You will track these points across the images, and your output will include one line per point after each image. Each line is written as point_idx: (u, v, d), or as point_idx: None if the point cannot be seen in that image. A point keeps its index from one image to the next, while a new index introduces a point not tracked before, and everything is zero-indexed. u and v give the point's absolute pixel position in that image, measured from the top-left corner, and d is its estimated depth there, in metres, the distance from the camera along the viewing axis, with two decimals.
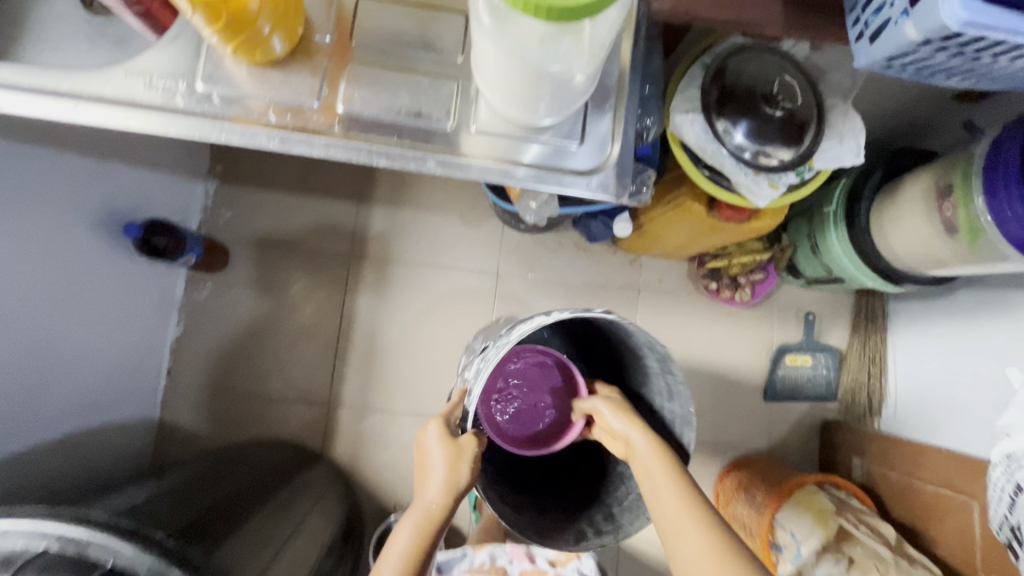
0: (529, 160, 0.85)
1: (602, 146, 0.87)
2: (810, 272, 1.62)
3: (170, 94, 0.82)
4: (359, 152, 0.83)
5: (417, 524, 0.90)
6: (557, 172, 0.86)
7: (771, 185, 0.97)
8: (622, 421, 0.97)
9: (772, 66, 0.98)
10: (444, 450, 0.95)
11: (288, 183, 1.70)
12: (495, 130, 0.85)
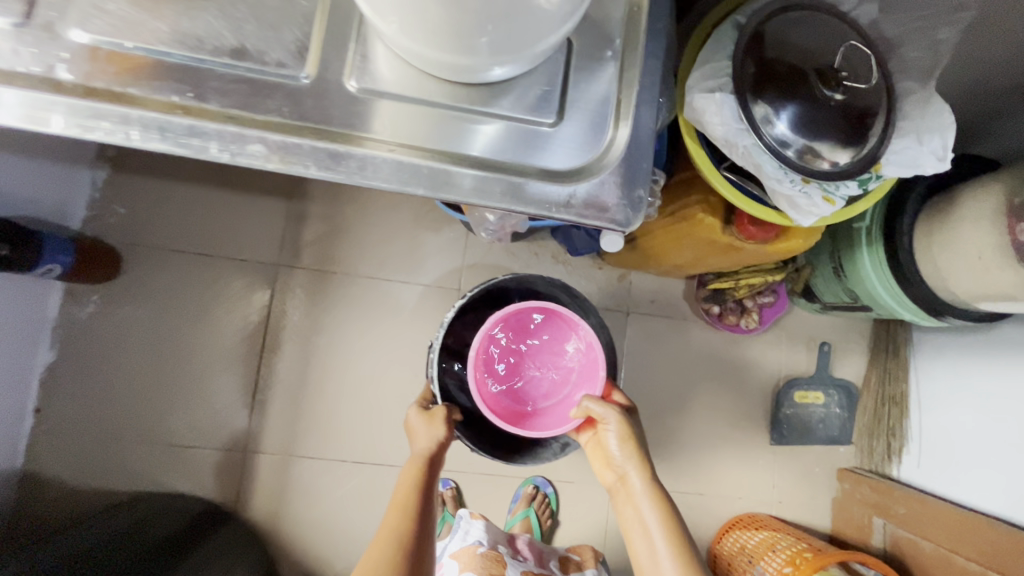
0: (488, 154, 0.58)
1: (599, 132, 0.60)
2: (830, 296, 1.37)
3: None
4: (222, 139, 0.55)
5: (411, 479, 0.91)
6: (531, 170, 0.58)
7: (825, 199, 0.71)
8: (629, 451, 0.90)
9: (831, 31, 0.70)
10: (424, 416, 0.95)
11: (199, 174, 1.37)
12: (431, 111, 0.57)
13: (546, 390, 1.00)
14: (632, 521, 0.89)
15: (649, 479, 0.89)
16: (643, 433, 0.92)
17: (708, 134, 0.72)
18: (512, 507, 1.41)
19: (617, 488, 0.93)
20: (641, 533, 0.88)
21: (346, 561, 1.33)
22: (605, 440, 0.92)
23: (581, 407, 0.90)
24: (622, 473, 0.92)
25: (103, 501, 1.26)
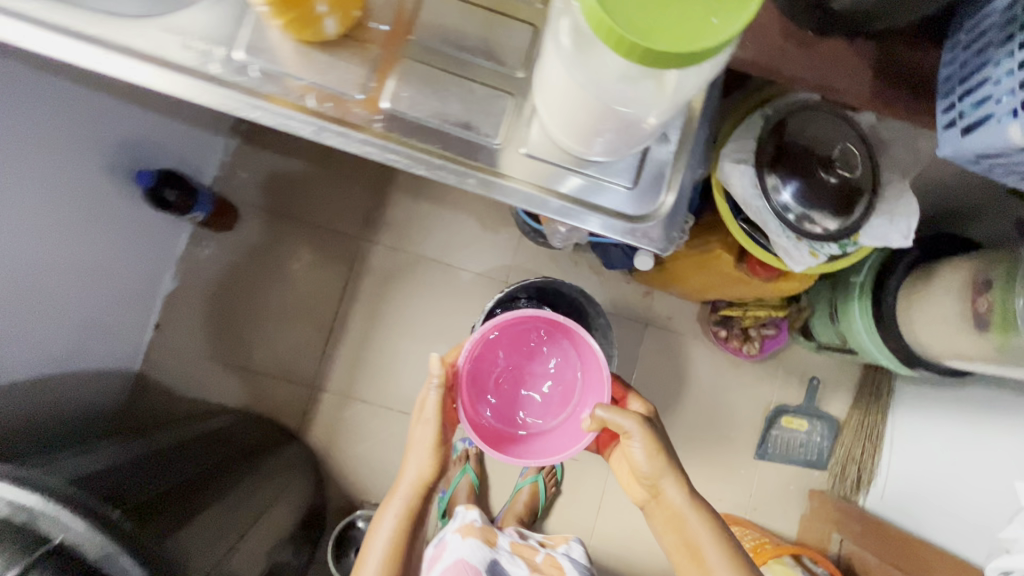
0: (574, 191, 0.79)
1: (656, 187, 0.82)
2: (823, 337, 1.58)
3: (256, 74, 0.71)
4: (397, 157, 0.74)
5: (400, 519, 1.04)
6: (598, 208, 0.80)
7: (811, 253, 0.93)
8: (660, 466, 1.02)
9: (834, 130, 0.94)
10: (420, 451, 1.04)
11: (309, 155, 1.64)
12: (542, 155, 0.78)
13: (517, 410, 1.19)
14: (678, 531, 1.02)
15: (685, 493, 1.02)
16: (667, 448, 1.03)
17: (731, 192, 0.95)
18: (522, 473, 1.64)
19: (656, 501, 1.05)
20: (689, 544, 1.00)
21: (380, 491, 1.59)
22: (632, 454, 1.03)
23: (596, 416, 1.00)
24: (660, 489, 1.03)
25: (197, 407, 1.54)
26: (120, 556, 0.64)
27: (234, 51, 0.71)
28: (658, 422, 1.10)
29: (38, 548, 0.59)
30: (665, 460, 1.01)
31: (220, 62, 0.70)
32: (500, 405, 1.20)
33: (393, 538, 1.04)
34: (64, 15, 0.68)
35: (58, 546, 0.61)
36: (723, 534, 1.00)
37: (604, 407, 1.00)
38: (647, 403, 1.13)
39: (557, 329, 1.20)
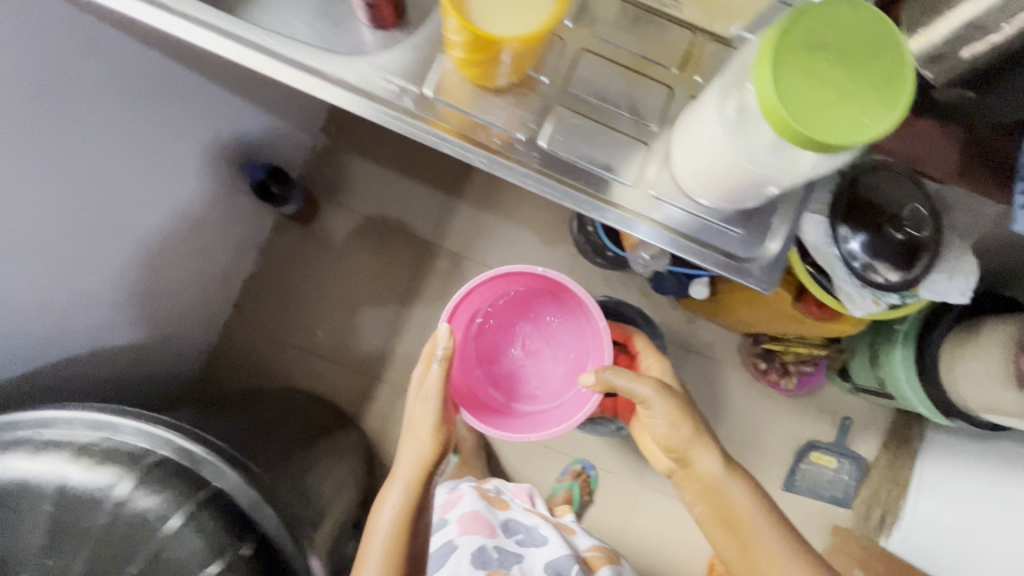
0: (688, 225, 0.68)
1: (766, 226, 0.68)
2: (861, 379, 1.64)
3: (416, 102, 0.66)
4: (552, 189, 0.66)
5: (408, 496, 1.03)
6: (714, 245, 0.69)
7: (873, 300, 1.01)
8: (686, 432, 1.08)
9: (905, 191, 1.02)
10: (414, 438, 1.07)
11: (387, 160, 1.76)
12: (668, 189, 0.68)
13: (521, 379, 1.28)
14: (710, 492, 1.09)
15: (715, 458, 1.08)
16: (690, 414, 1.09)
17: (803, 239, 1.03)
18: (559, 478, 1.68)
19: (687, 466, 1.11)
20: (722, 505, 1.07)
21: None
22: (654, 419, 1.09)
23: (606, 375, 1.05)
24: (689, 455, 1.10)
25: (264, 384, 1.65)
26: (262, 509, 0.72)
27: (398, 81, 0.66)
28: (677, 384, 1.17)
29: (200, 492, 0.69)
30: (689, 427, 1.08)
31: (386, 89, 0.66)
32: (515, 370, 1.30)
33: (400, 518, 1.02)
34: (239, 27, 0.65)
35: (216, 493, 0.70)
36: (759, 497, 1.06)
37: (613, 368, 1.05)
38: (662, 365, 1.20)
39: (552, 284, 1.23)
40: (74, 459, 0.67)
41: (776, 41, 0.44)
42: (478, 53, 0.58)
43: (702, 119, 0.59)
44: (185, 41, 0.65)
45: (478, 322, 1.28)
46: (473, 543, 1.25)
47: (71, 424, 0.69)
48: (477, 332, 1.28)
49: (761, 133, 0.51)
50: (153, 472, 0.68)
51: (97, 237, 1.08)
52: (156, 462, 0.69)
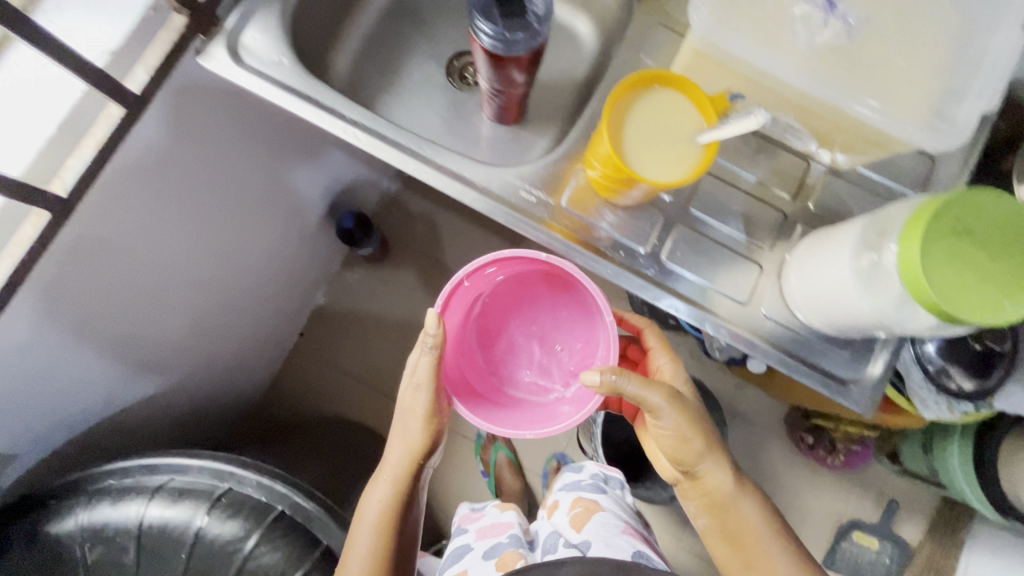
0: (787, 343, 0.71)
1: (868, 350, 0.71)
2: (911, 466, 1.63)
3: (546, 212, 0.72)
4: (646, 294, 0.71)
5: (389, 494, 0.74)
6: (811, 364, 0.71)
7: (946, 406, 1.02)
8: (695, 447, 0.74)
9: None
10: (402, 423, 0.73)
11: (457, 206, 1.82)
12: (772, 309, 0.72)
13: (520, 375, 0.78)
14: (722, 517, 0.78)
15: (727, 476, 0.77)
16: (702, 422, 0.74)
17: None
18: None
19: (694, 485, 0.79)
20: (731, 534, 0.78)
21: None
22: (660, 431, 0.74)
23: (608, 378, 0.65)
24: (697, 472, 0.77)
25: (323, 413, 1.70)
26: None
27: (527, 190, 0.72)
28: (689, 389, 0.81)
29: (314, 550, 0.74)
30: (696, 440, 0.73)
31: (516, 197, 0.72)
32: (512, 373, 0.78)
33: (378, 557, 0.71)
34: (388, 129, 0.70)
35: (326, 550, 0.75)
36: (772, 523, 0.78)
37: (622, 370, 0.66)
38: (674, 361, 0.83)
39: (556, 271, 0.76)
40: (206, 510, 0.73)
41: (933, 216, 0.49)
42: (619, 185, 0.65)
43: (821, 256, 0.64)
44: (342, 140, 0.69)
45: (473, 300, 0.78)
46: (480, 555, 0.86)
47: (200, 472, 0.76)
48: (465, 309, 0.78)
49: (883, 291, 0.56)
50: (272, 527, 0.74)
51: (254, 306, 1.11)
52: (274, 515, 0.75)
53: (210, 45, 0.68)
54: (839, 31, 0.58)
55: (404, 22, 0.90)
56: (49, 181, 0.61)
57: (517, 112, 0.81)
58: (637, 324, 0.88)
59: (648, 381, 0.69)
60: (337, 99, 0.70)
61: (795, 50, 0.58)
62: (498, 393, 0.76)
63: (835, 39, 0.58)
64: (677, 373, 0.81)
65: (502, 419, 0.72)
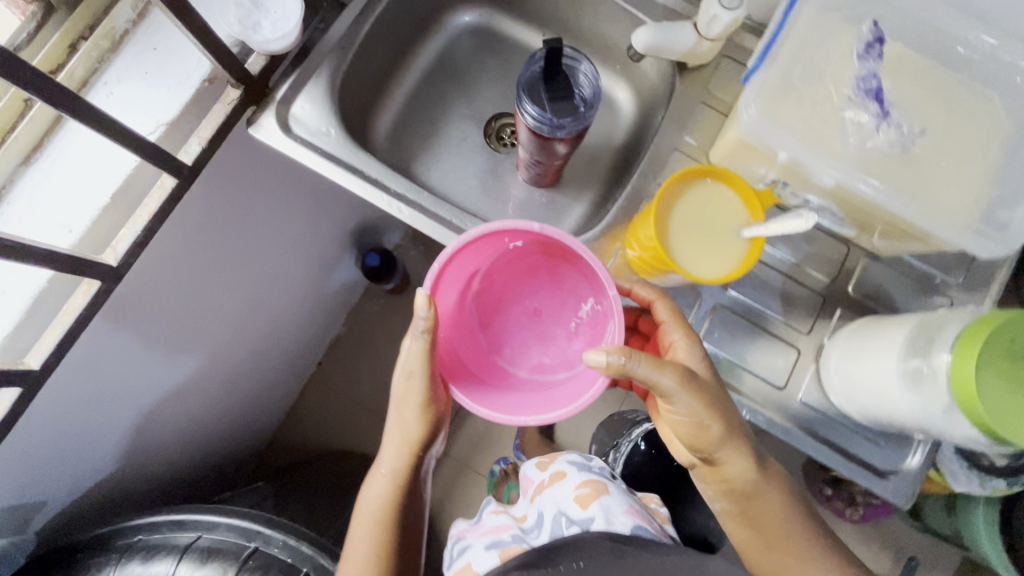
0: (823, 428, 0.70)
1: (906, 440, 0.70)
2: (934, 525, 1.59)
3: None
4: None
5: (389, 488, 0.69)
6: (847, 451, 0.70)
7: (976, 481, 1.00)
8: (715, 435, 0.61)
9: None
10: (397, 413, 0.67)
11: None
12: (807, 393, 0.71)
13: (527, 353, 0.65)
14: (740, 503, 0.68)
15: (748, 462, 0.65)
16: (721, 403, 0.62)
17: None
18: None
19: (710, 471, 0.68)
20: (750, 519, 0.69)
21: None
22: (670, 414, 0.62)
23: (619, 362, 0.54)
24: (714, 458, 0.65)
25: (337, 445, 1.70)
26: None
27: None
28: (710, 363, 0.64)
29: None
30: (715, 427, 0.60)
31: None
32: (513, 360, 0.65)
33: (379, 547, 0.68)
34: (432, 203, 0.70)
35: None
36: (788, 508, 0.69)
37: (632, 353, 0.54)
38: (689, 333, 0.63)
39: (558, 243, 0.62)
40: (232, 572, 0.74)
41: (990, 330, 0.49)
42: (656, 269, 0.65)
43: (860, 352, 0.63)
44: (383, 211, 0.70)
45: (463, 277, 0.64)
46: (483, 547, 0.70)
47: (225, 530, 0.77)
48: (458, 286, 0.64)
49: (929, 398, 0.56)
50: None
51: (276, 346, 1.12)
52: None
53: (261, 116, 0.70)
54: (899, 137, 0.57)
55: (445, 80, 0.91)
56: (102, 252, 0.62)
57: (552, 179, 0.82)
58: (647, 295, 0.66)
59: (658, 363, 0.57)
60: (381, 170, 0.71)
61: (852, 154, 0.58)
62: (499, 379, 0.63)
63: (893, 145, 0.58)
64: (694, 346, 0.63)
65: (504, 405, 0.58)
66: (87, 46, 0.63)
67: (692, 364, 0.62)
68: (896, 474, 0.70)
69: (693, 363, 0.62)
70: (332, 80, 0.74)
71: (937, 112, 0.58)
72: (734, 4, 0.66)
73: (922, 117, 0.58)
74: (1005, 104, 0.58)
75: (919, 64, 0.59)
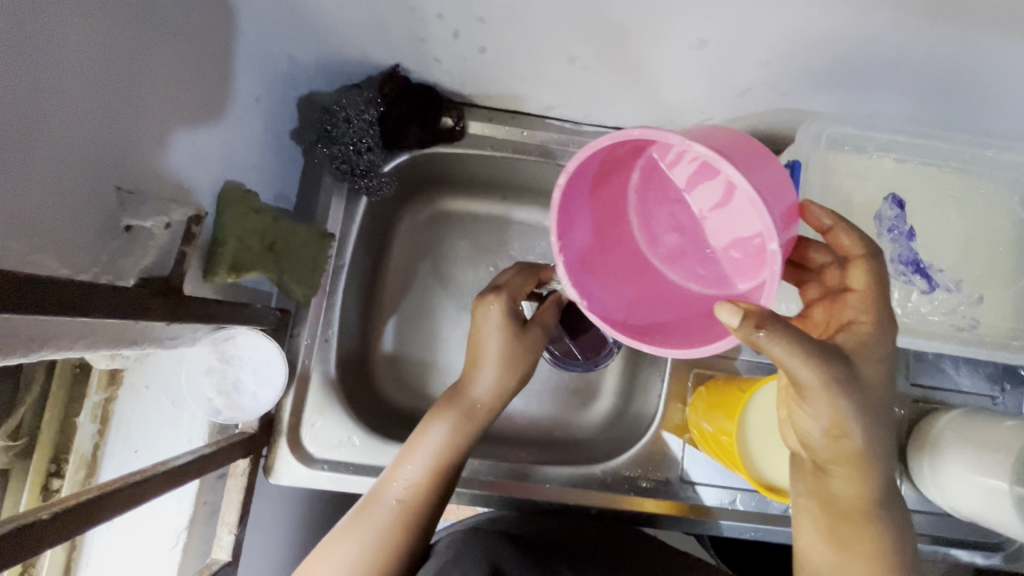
0: (934, 530, 0.71)
1: None
2: None
3: (667, 489, 0.69)
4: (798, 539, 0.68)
5: (434, 453, 0.56)
6: (961, 541, 0.71)
7: None
8: (849, 446, 0.47)
9: None
10: (503, 324, 0.57)
11: None
12: (915, 505, 0.71)
13: (683, 262, 0.51)
14: (831, 524, 0.51)
15: (874, 483, 0.49)
16: (877, 413, 0.47)
17: None
18: None
19: (809, 477, 0.52)
20: (834, 534, 0.51)
21: None
22: (806, 406, 0.46)
23: (751, 329, 0.39)
24: (828, 466, 0.49)
25: None
26: None
27: (642, 478, 0.69)
28: (886, 370, 0.48)
29: None
30: (858, 429, 0.46)
31: (632, 486, 0.69)
32: (663, 260, 0.52)
33: (393, 526, 0.53)
34: (487, 470, 0.69)
35: None
36: (902, 551, 0.50)
37: (774, 323, 0.39)
38: (878, 322, 0.48)
39: (730, 148, 0.41)
40: None
41: None
42: (719, 457, 0.63)
43: (951, 476, 0.64)
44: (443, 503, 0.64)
45: (601, 173, 0.49)
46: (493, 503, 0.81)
47: None
48: (598, 181, 0.49)
49: None
50: None
51: None
52: None
53: (277, 460, 0.64)
54: (961, 306, 0.58)
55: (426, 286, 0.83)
56: None
57: (585, 356, 0.71)
58: (852, 247, 0.51)
59: (809, 350, 0.42)
60: None
61: (919, 333, 0.58)
62: (647, 291, 0.51)
63: (963, 317, 0.58)
64: (877, 340, 0.48)
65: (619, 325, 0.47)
66: (66, 487, 0.55)
67: (860, 354, 0.47)
68: (1017, 552, 0.71)
69: (864, 356, 0.47)
70: (329, 379, 0.67)
71: (988, 267, 0.58)
72: None
73: (979, 281, 0.58)
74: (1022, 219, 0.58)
75: (945, 211, 0.58)
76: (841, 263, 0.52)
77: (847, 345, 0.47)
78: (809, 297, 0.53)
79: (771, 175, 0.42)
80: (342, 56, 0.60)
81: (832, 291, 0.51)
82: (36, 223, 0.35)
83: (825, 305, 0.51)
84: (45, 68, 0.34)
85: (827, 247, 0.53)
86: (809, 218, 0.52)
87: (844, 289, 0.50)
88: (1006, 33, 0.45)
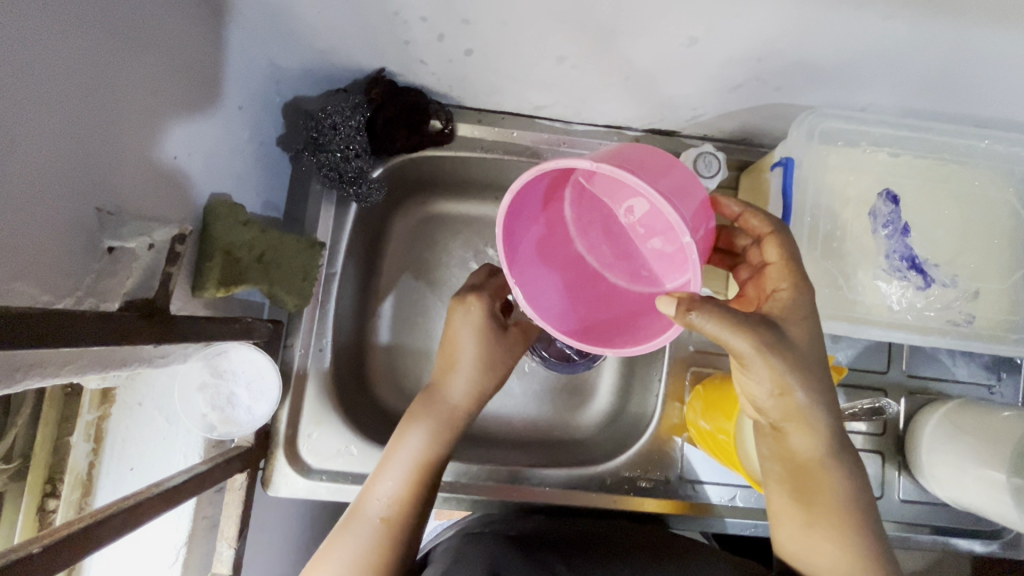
0: (932, 520, 0.71)
1: None
2: None
3: (665, 488, 0.69)
4: None
5: (414, 454, 0.57)
6: (959, 530, 0.71)
7: None
8: (797, 404, 0.46)
9: None
10: (480, 326, 0.58)
11: None
12: (913, 497, 0.71)
13: (627, 268, 0.51)
14: (795, 484, 0.51)
15: (826, 434, 0.49)
16: (815, 368, 0.46)
17: None
18: None
19: (770, 439, 0.51)
20: (800, 494, 0.51)
21: None
22: (750, 378, 0.46)
23: (683, 314, 0.40)
24: (782, 429, 0.49)
25: None
26: None
27: (642, 478, 0.69)
28: (815, 329, 0.48)
29: None
30: (799, 390, 0.45)
31: (632, 486, 0.69)
32: (609, 266, 0.52)
33: (381, 535, 0.53)
34: (486, 475, 0.69)
35: None
36: (858, 502, 0.51)
37: (703, 305, 0.40)
38: (797, 287, 0.48)
39: (637, 159, 0.42)
40: None
41: None
42: (716, 455, 0.64)
43: (950, 466, 0.64)
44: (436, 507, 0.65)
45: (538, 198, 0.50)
46: None
47: None
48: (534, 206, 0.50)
49: None
50: None
51: None
52: None
53: (275, 472, 0.63)
54: (958, 300, 0.58)
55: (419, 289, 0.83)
56: None
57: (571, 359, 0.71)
58: (761, 227, 0.52)
59: (739, 319, 0.42)
60: None
61: (916, 328, 0.58)
62: (599, 299, 0.51)
63: (959, 313, 0.58)
64: (801, 303, 0.48)
65: (576, 336, 0.47)
66: (63, 507, 0.54)
67: (789, 320, 0.47)
68: (1014, 540, 0.72)
69: (788, 318, 0.47)
70: (325, 389, 0.66)
71: (984, 259, 0.57)
72: (712, 170, 0.64)
73: (975, 275, 0.58)
74: (1017, 211, 0.58)
75: (940, 204, 0.58)
76: (758, 242, 0.53)
77: (772, 313, 0.47)
78: (742, 278, 0.55)
79: (675, 177, 0.43)
80: (326, 62, 0.59)
81: (755, 269, 0.53)
82: (13, 253, 0.34)
83: (754, 282, 0.53)
84: (15, 94, 0.32)
85: (743, 230, 0.55)
86: (720, 211, 0.54)
87: (763, 265, 0.52)
88: (1002, 24, 0.44)
